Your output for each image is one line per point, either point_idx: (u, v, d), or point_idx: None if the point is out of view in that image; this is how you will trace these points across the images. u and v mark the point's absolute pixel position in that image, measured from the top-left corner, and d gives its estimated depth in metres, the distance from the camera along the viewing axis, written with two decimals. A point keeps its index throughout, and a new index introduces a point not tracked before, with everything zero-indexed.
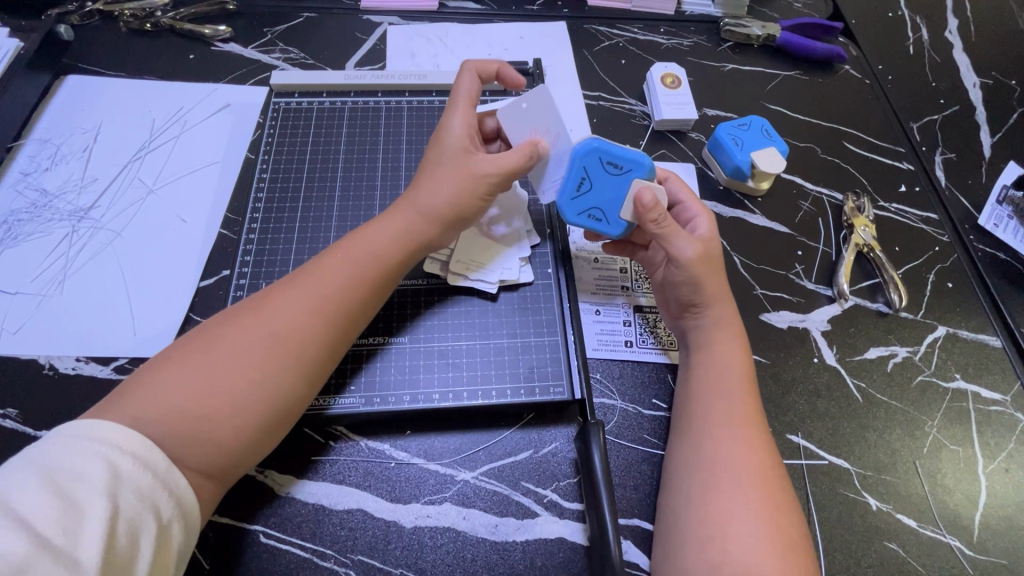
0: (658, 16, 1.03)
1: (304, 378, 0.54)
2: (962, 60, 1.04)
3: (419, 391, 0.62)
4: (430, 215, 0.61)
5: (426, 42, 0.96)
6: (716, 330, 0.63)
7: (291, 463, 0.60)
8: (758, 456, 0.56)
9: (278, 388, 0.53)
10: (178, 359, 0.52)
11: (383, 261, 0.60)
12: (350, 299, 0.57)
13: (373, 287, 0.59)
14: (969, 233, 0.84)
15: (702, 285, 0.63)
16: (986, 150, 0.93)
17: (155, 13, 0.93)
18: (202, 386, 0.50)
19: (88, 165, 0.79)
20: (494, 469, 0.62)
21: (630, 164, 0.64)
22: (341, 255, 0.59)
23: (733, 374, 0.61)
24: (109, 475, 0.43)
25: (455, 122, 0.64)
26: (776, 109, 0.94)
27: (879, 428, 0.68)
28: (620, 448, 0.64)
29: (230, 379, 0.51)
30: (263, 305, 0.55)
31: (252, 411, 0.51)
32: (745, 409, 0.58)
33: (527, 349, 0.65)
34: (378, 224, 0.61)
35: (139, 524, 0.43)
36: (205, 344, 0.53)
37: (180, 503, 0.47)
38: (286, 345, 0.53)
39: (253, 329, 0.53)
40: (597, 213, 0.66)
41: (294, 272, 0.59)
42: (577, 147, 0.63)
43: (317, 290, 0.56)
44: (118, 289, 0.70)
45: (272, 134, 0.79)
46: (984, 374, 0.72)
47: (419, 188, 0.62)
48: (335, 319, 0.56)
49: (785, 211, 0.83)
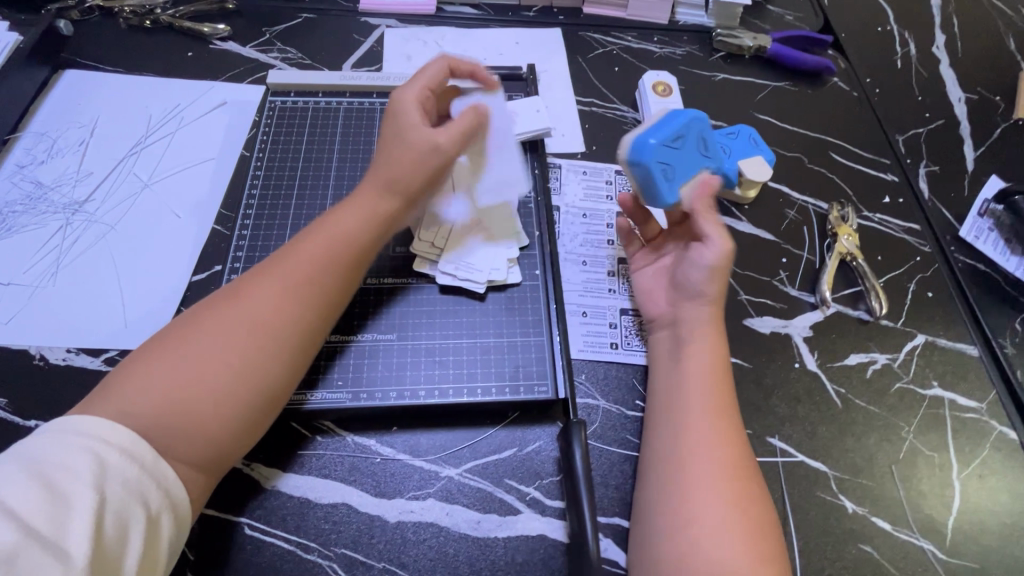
0: (652, 25, 1.05)
1: (285, 362, 0.55)
2: (948, 75, 1.07)
3: (405, 387, 0.63)
4: (396, 193, 0.63)
5: (423, 45, 0.97)
6: (704, 325, 0.65)
7: (277, 457, 0.61)
8: (731, 450, 0.59)
9: (260, 373, 0.54)
10: (158, 351, 0.53)
11: (359, 246, 0.61)
12: (327, 284, 0.59)
13: (350, 271, 0.61)
14: (950, 245, 0.86)
15: (718, 277, 0.66)
16: (970, 164, 0.95)
17: (155, 10, 0.94)
18: (183, 374, 0.51)
19: (83, 159, 0.80)
20: (477, 466, 0.62)
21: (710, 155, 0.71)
22: (317, 242, 0.60)
23: (713, 373, 0.63)
24: (96, 468, 0.44)
25: (408, 93, 0.65)
26: (765, 119, 0.96)
27: (857, 432, 0.69)
28: (602, 448, 0.65)
29: (210, 365, 0.52)
30: (240, 293, 0.57)
31: (234, 395, 0.52)
32: (723, 406, 0.61)
33: (513, 349, 0.66)
34: (351, 207, 0.62)
35: (127, 515, 0.44)
36: (185, 337, 0.53)
37: (168, 495, 0.47)
38: (265, 330, 0.55)
39: (232, 316, 0.55)
40: (669, 169, 0.67)
41: (268, 261, 0.60)
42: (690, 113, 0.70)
43: (295, 278, 0.58)
44: (110, 282, 0.71)
45: (266, 132, 0.80)
46: (961, 382, 0.74)
47: (383, 166, 0.63)
48: (314, 303, 0.58)
49: (770, 219, 0.85)
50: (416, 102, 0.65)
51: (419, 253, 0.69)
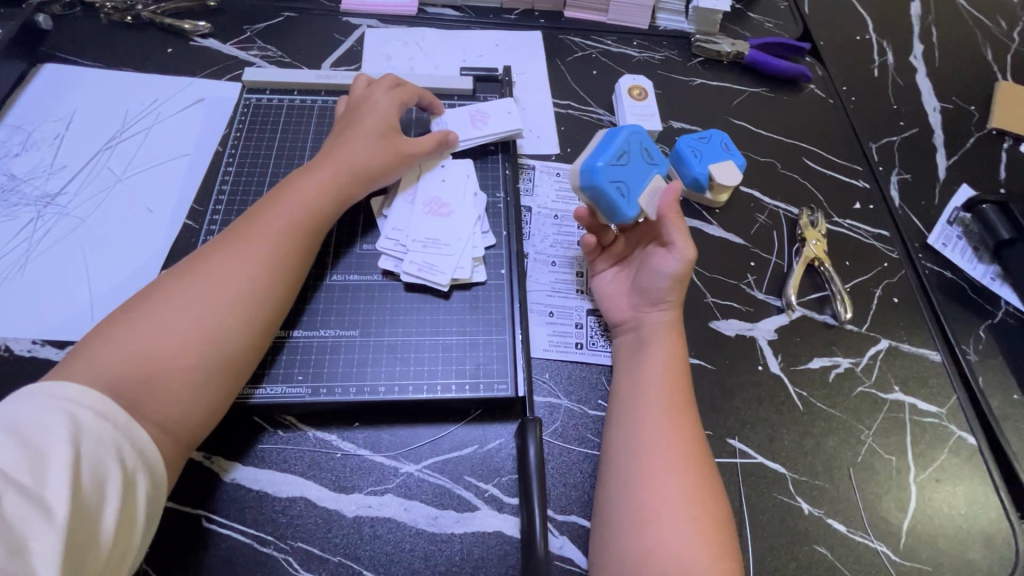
0: (632, 30, 1.06)
1: (246, 318, 0.58)
2: (924, 84, 1.08)
3: (365, 384, 0.63)
4: (360, 175, 0.69)
5: (402, 46, 0.98)
6: (666, 327, 0.68)
7: (237, 449, 0.62)
8: (689, 445, 0.60)
9: (220, 328, 0.56)
10: (122, 316, 0.55)
11: (315, 211, 0.65)
12: (284, 244, 0.62)
13: (308, 236, 0.64)
14: (918, 251, 0.87)
15: (680, 286, 0.69)
16: (941, 172, 0.96)
17: (137, 6, 0.95)
18: (145, 331, 0.54)
19: (58, 153, 0.81)
20: (437, 463, 0.63)
21: (658, 161, 0.73)
22: (275, 211, 0.64)
23: (670, 372, 0.65)
24: (72, 426, 0.46)
25: (383, 102, 0.75)
26: (740, 124, 0.97)
27: (818, 435, 0.70)
28: (563, 446, 0.66)
29: (173, 322, 0.55)
30: (200, 260, 0.60)
31: (195, 348, 0.54)
32: (680, 404, 0.62)
33: (475, 347, 0.66)
34: (308, 180, 0.67)
35: (104, 470, 0.45)
36: (145, 305, 0.56)
37: (143, 454, 0.49)
38: (225, 288, 0.57)
39: (192, 279, 0.58)
40: (623, 187, 0.69)
41: (223, 235, 0.63)
42: (627, 126, 0.70)
43: (252, 242, 0.61)
44: (79, 275, 0.71)
45: (240, 130, 0.80)
46: (922, 387, 0.75)
47: (350, 153, 0.69)
48: (275, 264, 0.61)
49: (740, 223, 0.85)
50: (390, 109, 0.74)
51: (384, 250, 0.70)
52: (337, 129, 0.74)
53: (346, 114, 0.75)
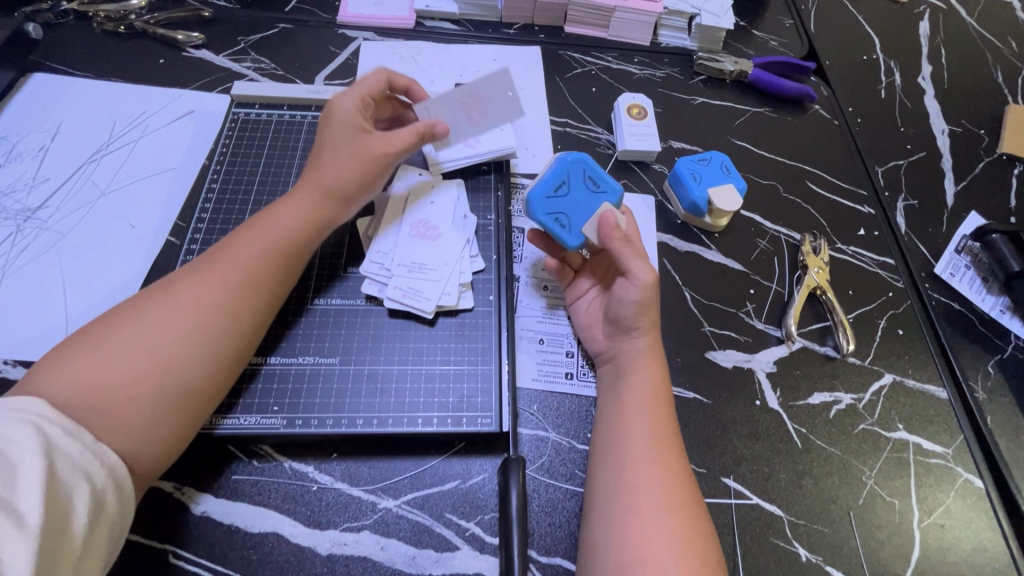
0: (634, 46, 1.04)
1: (209, 354, 0.55)
2: (933, 106, 1.05)
3: (342, 415, 0.61)
4: (335, 194, 0.65)
5: (398, 59, 0.96)
6: (647, 356, 0.65)
7: (209, 481, 0.59)
8: (674, 480, 0.57)
9: (180, 363, 0.54)
10: (83, 341, 0.53)
11: (291, 240, 0.62)
12: (256, 275, 0.60)
13: (282, 267, 0.61)
14: (925, 281, 0.84)
15: (649, 310, 0.65)
16: (949, 199, 0.94)
17: (129, 15, 0.93)
18: (102, 361, 0.51)
19: (41, 165, 0.79)
20: (417, 498, 0.60)
21: (607, 187, 0.70)
22: (250, 240, 0.61)
23: (656, 400, 0.62)
24: (43, 440, 0.45)
25: (346, 102, 0.68)
26: (741, 145, 0.94)
27: (817, 475, 0.67)
28: (549, 483, 0.63)
29: (132, 353, 0.52)
30: (169, 288, 0.57)
31: (152, 381, 0.52)
32: (664, 434, 0.60)
33: (459, 378, 0.64)
34: (285, 207, 0.64)
35: (76, 486, 0.45)
36: (108, 330, 0.54)
37: (112, 474, 0.48)
38: (188, 321, 0.55)
39: (155, 308, 0.55)
40: (562, 219, 0.68)
41: (198, 259, 0.61)
42: (568, 154, 0.69)
43: (223, 270, 0.58)
44: (56, 293, 0.70)
45: (226, 144, 0.78)
46: (927, 426, 0.72)
47: (323, 170, 0.65)
48: (246, 297, 0.58)
49: (740, 248, 0.83)
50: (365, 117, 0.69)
51: (368, 274, 0.68)
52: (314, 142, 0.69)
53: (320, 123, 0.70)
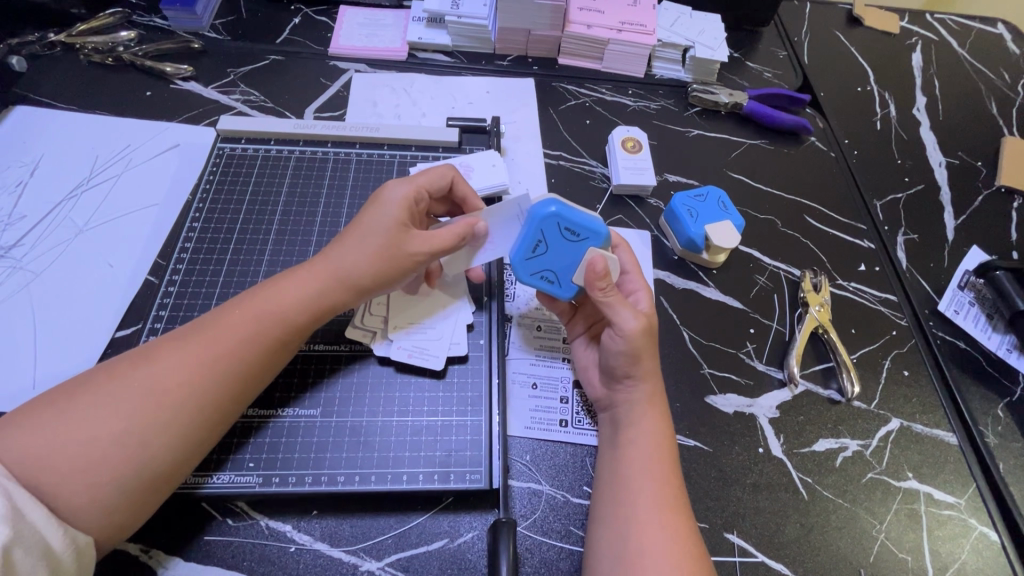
0: (628, 78, 1.03)
1: (177, 439, 0.51)
2: (929, 138, 1.04)
3: (322, 472, 0.58)
4: (350, 283, 0.59)
5: (390, 92, 0.95)
6: (646, 405, 0.61)
7: (178, 542, 0.55)
8: (682, 547, 0.53)
9: (145, 448, 0.49)
10: (55, 398, 0.50)
11: (290, 325, 0.57)
12: (246, 360, 0.55)
13: (272, 352, 0.57)
14: (929, 319, 0.82)
15: (641, 358, 0.61)
16: (950, 233, 0.92)
17: (117, 47, 0.91)
18: (67, 433, 0.47)
19: (18, 201, 0.77)
20: (401, 560, 0.56)
21: (586, 231, 0.62)
22: (244, 314, 0.56)
23: (658, 456, 0.58)
24: (8, 504, 0.42)
25: (397, 193, 0.62)
26: (738, 178, 0.93)
27: (825, 529, 0.64)
28: (543, 540, 0.59)
29: (98, 428, 0.48)
30: (155, 351, 0.53)
31: (112, 465, 0.48)
32: (668, 494, 0.56)
33: (447, 431, 0.61)
34: (290, 285, 0.59)
35: (36, 555, 0.42)
36: (79, 392, 0.50)
37: (74, 542, 0.46)
38: (164, 398, 0.51)
39: (132, 380, 0.51)
40: (550, 276, 0.64)
41: (194, 324, 0.56)
42: (534, 208, 0.62)
43: (209, 348, 0.54)
44: (25, 335, 0.67)
45: (210, 179, 0.76)
46: (937, 475, 0.69)
47: (342, 254, 0.60)
48: (225, 383, 0.53)
49: (739, 285, 0.80)
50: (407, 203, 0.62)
51: (367, 327, 0.64)
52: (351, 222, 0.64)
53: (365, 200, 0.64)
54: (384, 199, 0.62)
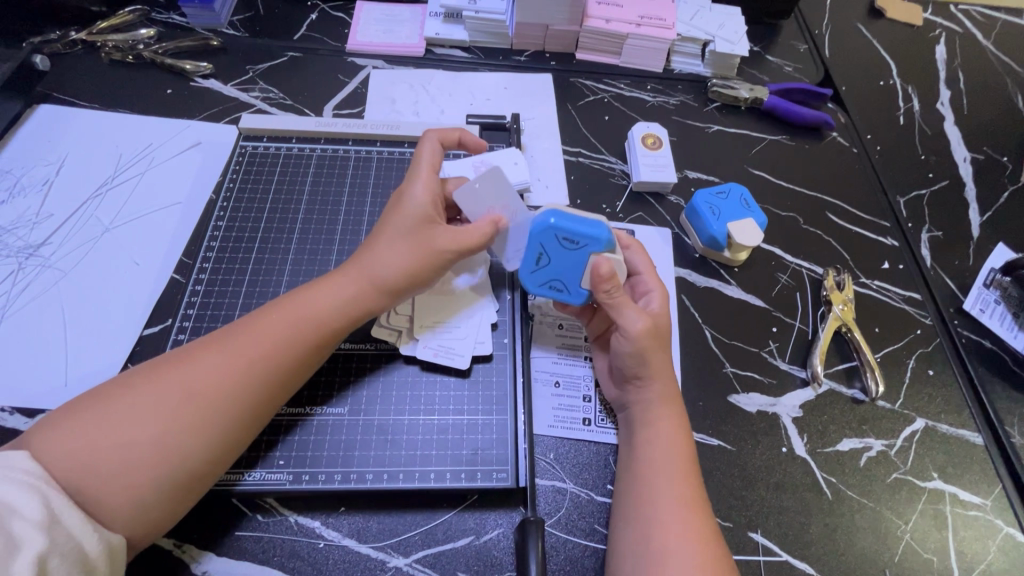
0: (646, 73, 1.02)
1: (211, 439, 0.51)
2: (953, 133, 1.03)
3: (351, 469, 0.58)
4: (380, 283, 0.60)
5: (408, 88, 0.94)
6: (662, 404, 0.61)
7: (211, 537, 0.56)
8: (704, 549, 0.53)
9: (180, 451, 0.50)
10: (94, 399, 0.51)
11: (324, 329, 0.58)
12: (281, 366, 0.55)
13: (307, 356, 0.57)
14: (954, 318, 0.81)
15: (649, 358, 0.61)
16: (975, 230, 0.91)
17: (138, 45, 0.92)
18: (106, 434, 0.48)
19: (45, 200, 0.78)
20: (429, 557, 0.57)
21: (587, 238, 0.61)
22: (280, 318, 0.57)
23: (680, 456, 0.59)
24: (43, 512, 0.43)
25: (417, 195, 0.64)
26: (760, 174, 0.92)
27: (849, 529, 0.64)
28: (568, 538, 0.60)
29: (136, 428, 0.49)
30: (193, 354, 0.54)
31: (151, 465, 0.49)
32: (692, 493, 0.56)
33: (472, 429, 0.61)
34: (325, 290, 0.59)
35: (71, 561, 0.42)
36: (118, 394, 0.51)
37: (108, 547, 0.46)
38: (201, 402, 0.51)
39: (170, 382, 0.52)
40: (558, 284, 0.64)
41: (230, 328, 0.57)
42: (533, 221, 0.62)
43: (246, 352, 0.54)
44: (56, 333, 0.68)
45: (234, 178, 0.77)
46: (963, 475, 0.69)
47: (373, 255, 0.61)
48: (260, 383, 0.54)
49: (761, 283, 0.80)
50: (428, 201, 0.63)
51: (392, 326, 0.65)
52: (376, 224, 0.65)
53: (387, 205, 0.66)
54: (405, 201, 0.64)
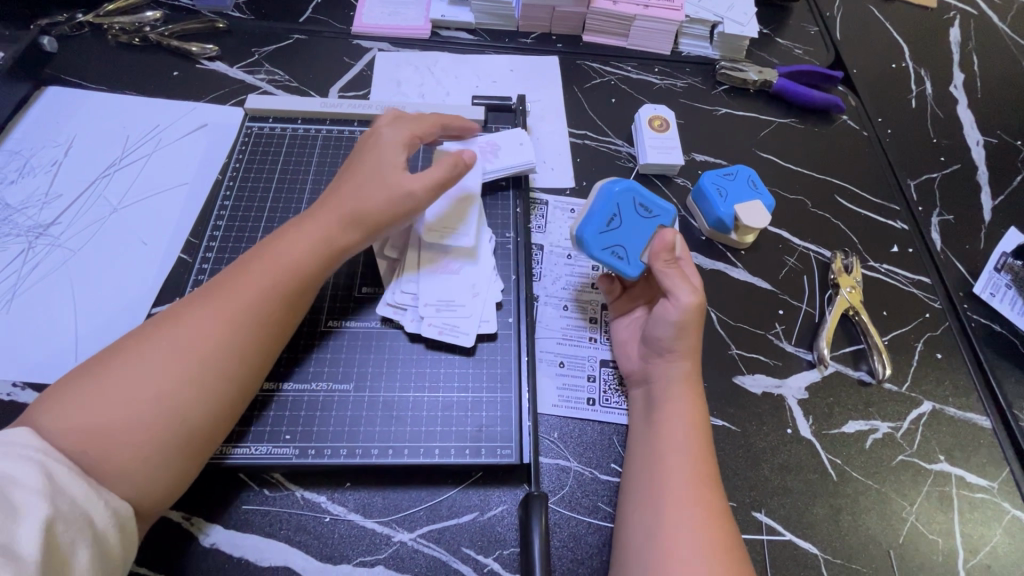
0: (654, 55, 1.00)
1: (210, 384, 0.52)
2: (966, 116, 1.01)
3: (357, 445, 0.59)
4: (357, 225, 0.62)
5: (413, 70, 0.94)
6: (679, 381, 0.61)
7: (218, 510, 0.57)
8: (713, 526, 0.53)
9: (181, 399, 0.51)
10: (84, 373, 0.51)
11: (307, 269, 0.60)
12: (267, 306, 0.57)
13: (293, 294, 0.59)
14: (963, 302, 0.80)
15: (687, 334, 0.62)
16: (987, 213, 0.89)
17: (144, 27, 0.92)
18: (103, 398, 0.49)
19: (54, 181, 0.79)
20: (434, 532, 0.58)
21: (659, 210, 0.67)
22: (260, 264, 0.58)
23: (691, 434, 0.59)
24: (46, 482, 0.43)
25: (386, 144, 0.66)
26: (768, 157, 0.91)
27: (854, 510, 0.64)
28: (571, 515, 0.60)
29: (131, 388, 0.50)
30: (176, 313, 0.55)
31: (154, 417, 0.50)
32: (698, 470, 0.56)
33: (477, 406, 0.62)
34: (300, 233, 0.61)
35: (77, 528, 0.43)
36: (108, 363, 0.51)
37: (115, 514, 0.46)
38: (193, 351, 0.52)
39: (159, 341, 0.53)
40: (619, 251, 0.66)
41: (211, 284, 0.58)
42: (613, 184, 0.66)
43: (230, 298, 0.56)
44: (65, 311, 0.69)
45: (240, 159, 0.77)
46: (969, 457, 0.68)
47: (346, 206, 0.62)
48: (250, 324, 0.55)
49: (768, 266, 0.79)
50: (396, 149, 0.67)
51: (396, 304, 0.65)
52: (343, 171, 0.67)
53: (351, 158, 0.68)
54: (374, 151, 0.66)
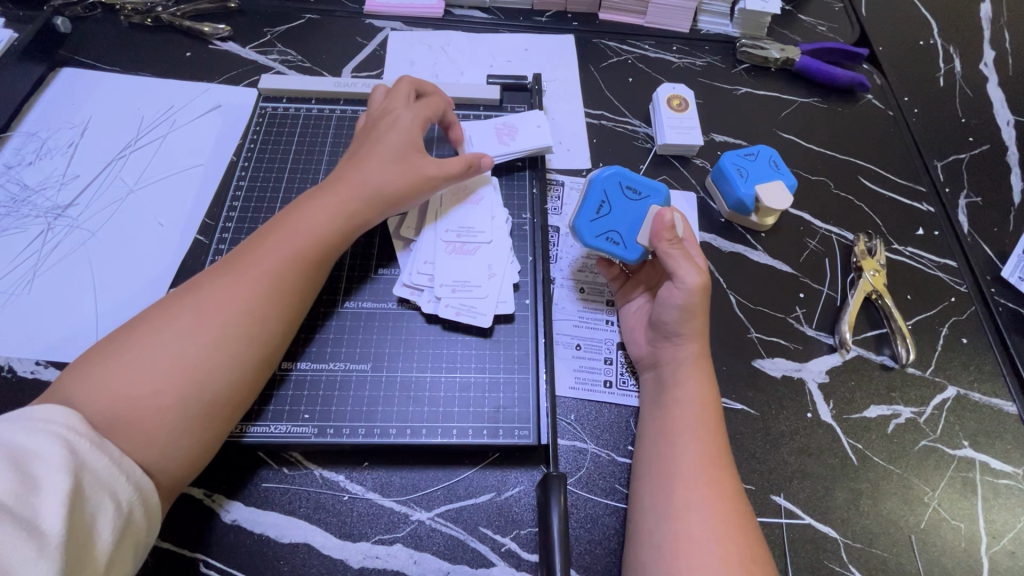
0: (672, 34, 0.98)
1: (232, 356, 0.53)
2: (997, 94, 0.97)
3: (374, 424, 0.59)
4: (372, 200, 0.62)
5: (427, 50, 0.92)
6: (694, 363, 0.61)
7: (239, 488, 0.58)
8: (727, 506, 0.53)
9: (203, 372, 0.51)
10: (106, 350, 0.51)
11: (324, 243, 0.60)
12: (286, 280, 0.57)
13: (310, 269, 0.59)
14: (990, 286, 0.78)
15: (693, 316, 0.61)
16: (1016, 196, 0.87)
17: (156, 8, 0.91)
18: (126, 371, 0.49)
19: (71, 162, 0.79)
20: (451, 511, 0.58)
21: (649, 192, 0.67)
22: (277, 240, 0.58)
23: (707, 415, 0.58)
24: (69, 458, 0.43)
25: (404, 124, 0.67)
26: (790, 138, 0.89)
27: (874, 495, 0.63)
28: (588, 497, 0.60)
29: (154, 362, 0.50)
30: (195, 289, 0.55)
31: (177, 390, 0.50)
32: (715, 452, 0.56)
33: (494, 387, 0.62)
34: (315, 208, 0.61)
35: (98, 505, 0.43)
36: (129, 339, 0.52)
37: (138, 489, 0.46)
38: (214, 325, 0.53)
39: (179, 316, 0.53)
40: (615, 236, 0.66)
41: (228, 259, 0.58)
42: (599, 173, 0.67)
43: (248, 273, 0.56)
44: (85, 291, 0.69)
45: (254, 140, 0.76)
46: (994, 444, 0.67)
47: (363, 176, 0.63)
48: (270, 298, 0.55)
49: (789, 249, 0.78)
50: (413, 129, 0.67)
51: (412, 285, 0.65)
52: (357, 146, 0.67)
53: (365, 134, 0.68)
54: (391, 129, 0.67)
